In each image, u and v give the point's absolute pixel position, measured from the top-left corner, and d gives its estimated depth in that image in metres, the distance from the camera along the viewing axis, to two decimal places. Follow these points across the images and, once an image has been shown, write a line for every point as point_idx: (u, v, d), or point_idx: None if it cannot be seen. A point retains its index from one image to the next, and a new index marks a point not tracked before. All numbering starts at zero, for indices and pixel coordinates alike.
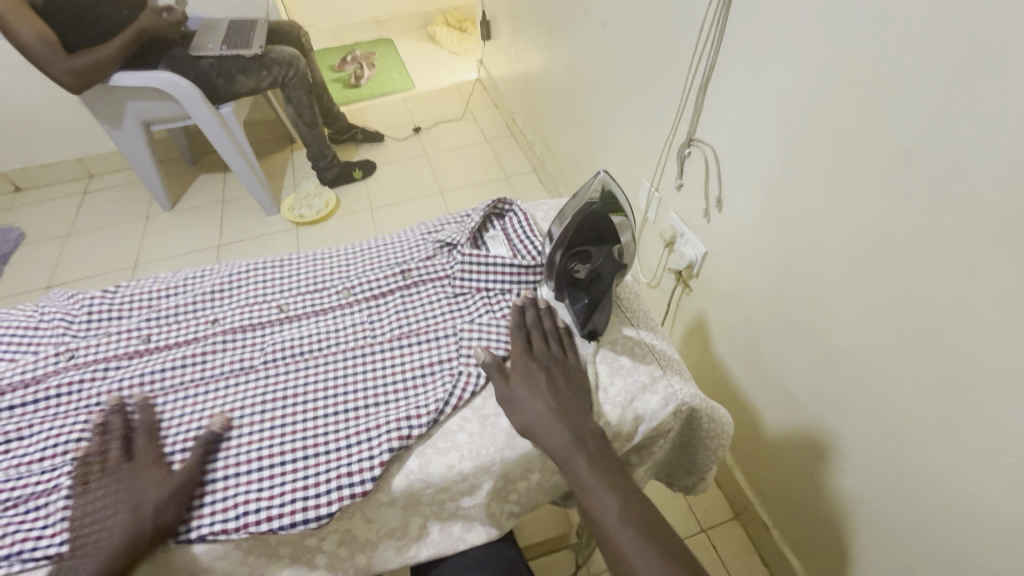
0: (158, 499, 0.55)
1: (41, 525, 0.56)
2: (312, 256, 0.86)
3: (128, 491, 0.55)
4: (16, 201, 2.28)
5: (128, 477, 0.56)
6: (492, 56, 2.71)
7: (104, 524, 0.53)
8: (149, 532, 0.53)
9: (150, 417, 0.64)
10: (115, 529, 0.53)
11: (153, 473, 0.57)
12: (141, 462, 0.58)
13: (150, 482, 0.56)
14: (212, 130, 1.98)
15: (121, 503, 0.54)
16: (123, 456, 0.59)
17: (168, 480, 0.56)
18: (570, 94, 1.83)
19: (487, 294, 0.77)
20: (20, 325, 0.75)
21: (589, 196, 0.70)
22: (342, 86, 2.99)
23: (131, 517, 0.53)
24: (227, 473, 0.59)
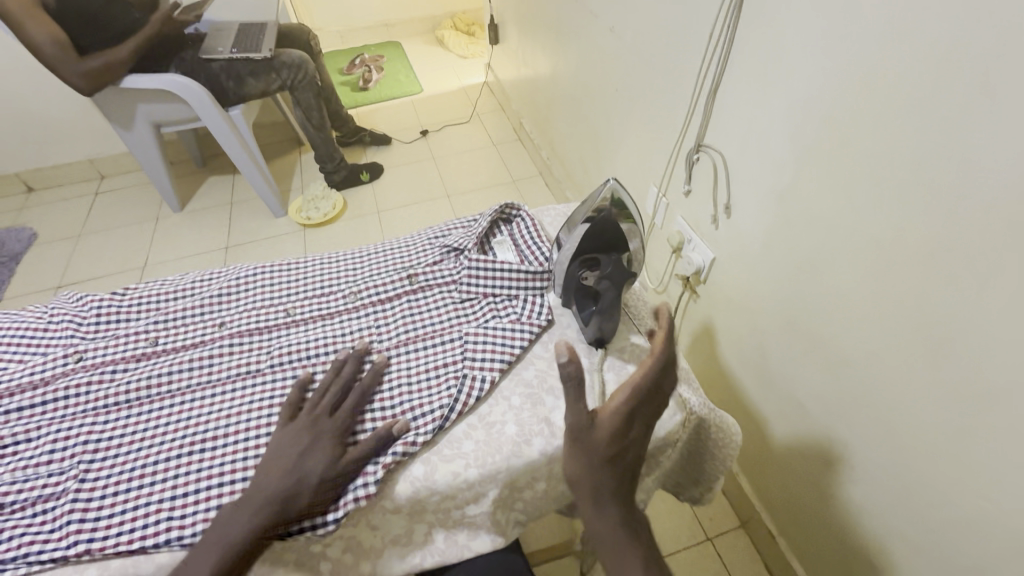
0: (320, 478, 0.56)
1: (46, 528, 0.57)
2: (318, 259, 0.86)
3: (307, 454, 0.57)
4: (29, 201, 2.31)
5: (312, 437, 0.58)
6: (500, 59, 2.72)
7: (274, 475, 0.56)
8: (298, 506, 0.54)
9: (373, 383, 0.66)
10: (279, 488, 0.55)
11: (333, 445, 0.58)
12: (334, 427, 0.60)
13: (325, 452, 0.57)
14: (221, 132, 2.00)
15: (297, 464, 0.56)
16: (326, 413, 0.61)
17: (336, 461, 0.57)
18: (577, 97, 1.83)
19: (493, 300, 0.76)
20: (28, 326, 0.75)
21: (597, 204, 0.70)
22: (350, 89, 3.01)
23: (293, 484, 0.55)
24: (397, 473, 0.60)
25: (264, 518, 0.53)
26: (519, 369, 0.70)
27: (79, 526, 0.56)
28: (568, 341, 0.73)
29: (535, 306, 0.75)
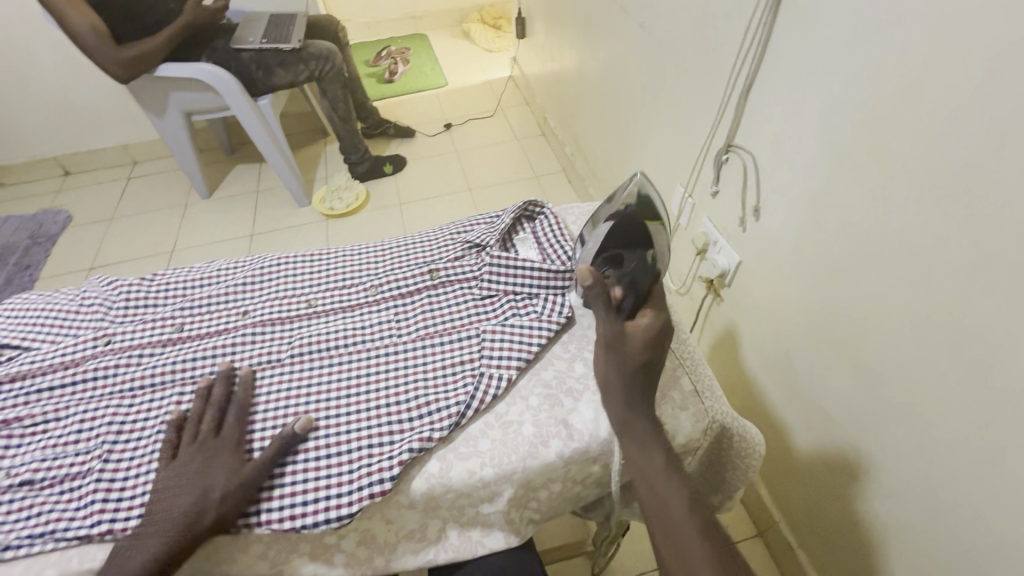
0: (224, 491, 0.56)
1: (73, 506, 0.58)
2: (340, 251, 0.86)
3: (200, 476, 0.57)
4: (65, 184, 2.38)
5: (200, 461, 0.58)
6: (526, 54, 2.70)
7: (171, 503, 0.55)
8: (209, 520, 0.55)
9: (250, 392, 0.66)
10: (180, 512, 0.54)
11: (228, 460, 0.58)
12: (227, 444, 0.60)
13: (222, 471, 0.57)
14: (249, 121, 2.02)
15: (190, 489, 0.56)
16: (208, 435, 0.61)
17: (235, 474, 0.57)
18: (603, 94, 1.81)
19: (513, 297, 0.75)
20: (62, 308, 0.77)
21: (624, 199, 0.70)
22: (375, 81, 3.02)
23: (193, 506, 0.55)
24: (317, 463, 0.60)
25: (175, 544, 0.53)
26: (538, 369, 0.69)
27: (102, 506, 0.58)
28: (588, 342, 0.72)
29: (555, 305, 0.74)
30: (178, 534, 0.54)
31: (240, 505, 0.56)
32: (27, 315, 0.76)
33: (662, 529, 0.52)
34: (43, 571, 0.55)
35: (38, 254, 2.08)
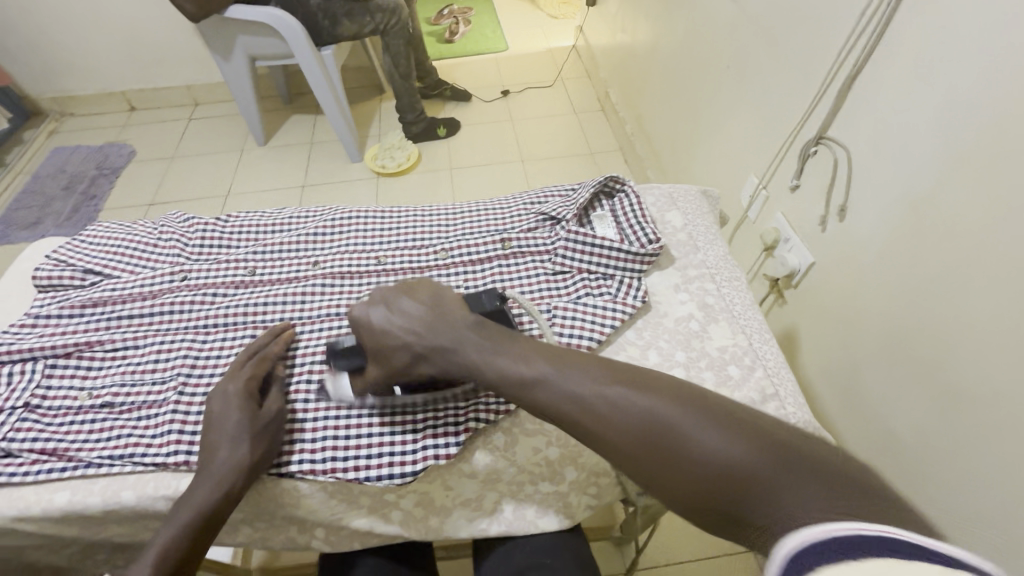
0: (255, 438, 0.56)
1: (149, 433, 0.60)
2: (411, 211, 0.84)
3: (228, 423, 0.57)
4: (130, 120, 2.45)
5: (232, 405, 0.58)
6: (594, 23, 2.59)
7: (210, 450, 0.56)
8: (248, 467, 0.55)
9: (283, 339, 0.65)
10: (221, 460, 0.55)
11: (244, 404, 0.58)
12: (239, 389, 0.59)
13: (251, 417, 0.57)
14: (311, 71, 2.02)
15: (224, 436, 0.56)
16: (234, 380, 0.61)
17: (258, 414, 0.58)
18: (677, 71, 1.71)
19: (588, 277, 0.72)
20: (141, 240, 0.78)
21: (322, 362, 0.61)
22: (435, 40, 2.97)
23: (230, 455, 0.55)
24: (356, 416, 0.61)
25: (221, 492, 0.54)
26: (610, 353, 0.67)
27: (176, 437, 0.59)
28: (664, 331, 0.68)
29: (630, 289, 0.71)
30: (220, 482, 0.54)
31: (272, 442, 0.58)
32: (108, 243, 0.78)
33: (646, 454, 0.45)
34: (122, 491, 0.58)
35: (104, 184, 2.16)
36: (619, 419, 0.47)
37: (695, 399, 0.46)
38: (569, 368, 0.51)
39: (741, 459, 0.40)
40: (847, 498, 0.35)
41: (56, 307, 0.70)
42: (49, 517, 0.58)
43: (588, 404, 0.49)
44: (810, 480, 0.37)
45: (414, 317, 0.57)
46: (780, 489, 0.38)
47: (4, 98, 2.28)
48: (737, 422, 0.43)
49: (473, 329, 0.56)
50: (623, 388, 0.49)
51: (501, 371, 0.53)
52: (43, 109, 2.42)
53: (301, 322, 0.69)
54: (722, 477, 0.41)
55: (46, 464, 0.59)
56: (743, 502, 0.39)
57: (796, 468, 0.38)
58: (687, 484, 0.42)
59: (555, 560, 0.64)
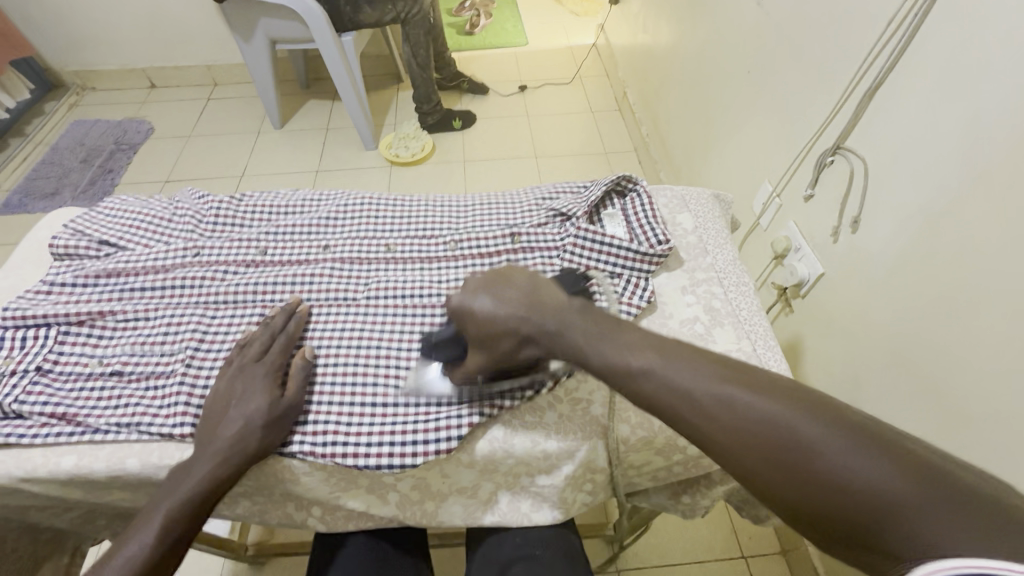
0: (266, 420, 0.58)
1: (156, 404, 0.61)
2: (423, 200, 0.85)
3: (244, 402, 0.58)
4: (150, 96, 2.47)
5: (248, 385, 0.60)
6: (616, 22, 2.58)
7: (222, 425, 0.58)
8: (255, 447, 0.57)
9: (300, 326, 0.66)
10: (229, 436, 0.57)
11: (262, 387, 0.59)
12: (260, 372, 0.60)
13: (264, 399, 0.58)
14: (331, 56, 2.03)
15: (237, 413, 0.58)
16: (254, 360, 0.62)
17: (272, 397, 0.59)
18: (696, 74, 1.70)
19: (594, 275, 0.72)
20: (156, 215, 0.80)
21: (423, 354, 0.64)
22: (455, 32, 2.96)
23: (239, 433, 0.57)
24: (363, 404, 0.62)
25: (224, 467, 0.56)
26: None
27: (181, 409, 0.61)
28: (668, 332, 0.68)
29: (636, 288, 0.71)
30: (226, 462, 0.56)
31: (283, 428, 0.59)
32: (125, 216, 0.79)
33: (765, 463, 0.39)
34: (127, 458, 0.59)
35: (120, 159, 2.18)
36: (731, 420, 0.42)
37: (813, 401, 0.40)
38: (668, 360, 0.46)
39: (881, 481, 0.34)
40: (1011, 538, 0.30)
41: (72, 276, 0.72)
42: (56, 479, 0.60)
43: (696, 398, 0.43)
44: (968, 512, 0.32)
45: (512, 304, 0.56)
46: (935, 516, 0.32)
47: (28, 69, 2.32)
48: (876, 438, 0.37)
49: (564, 305, 0.54)
50: (736, 386, 0.43)
51: (610, 357, 0.49)
52: (64, 81, 2.45)
53: (309, 304, 0.70)
54: (856, 497, 0.35)
55: (55, 427, 0.61)
56: (887, 529, 0.34)
57: (947, 493, 0.33)
58: (802, 495, 0.37)
59: (545, 552, 0.65)
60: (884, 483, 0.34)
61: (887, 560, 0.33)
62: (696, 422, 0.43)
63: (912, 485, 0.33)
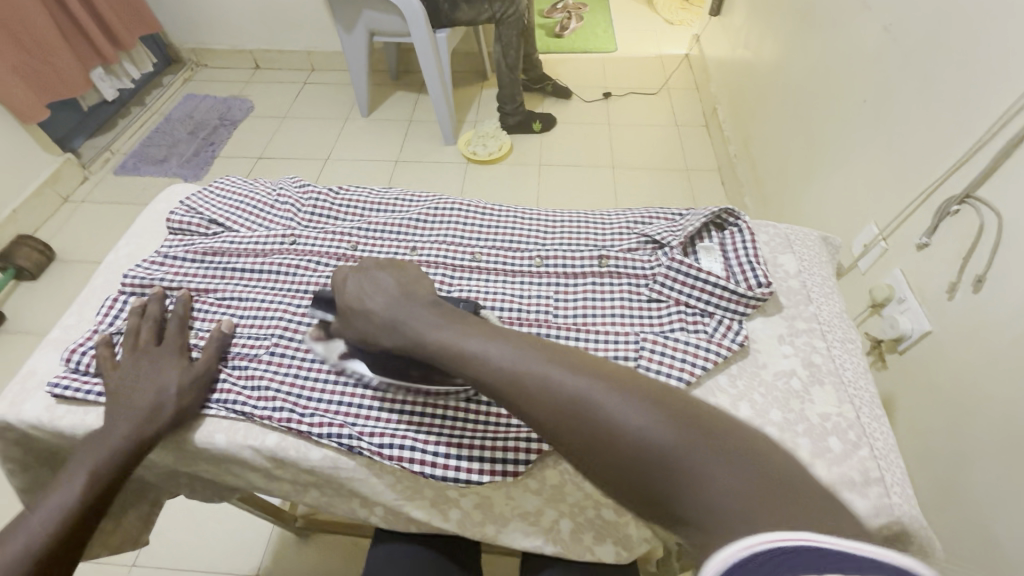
0: (177, 387, 0.62)
1: (240, 384, 0.65)
2: (511, 210, 0.84)
3: (154, 374, 0.63)
4: (254, 77, 2.64)
5: (155, 360, 0.64)
6: (713, 35, 2.48)
7: (134, 397, 0.61)
8: (171, 410, 0.61)
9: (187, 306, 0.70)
10: (145, 405, 0.61)
11: (176, 360, 0.64)
12: (165, 347, 0.66)
13: (176, 368, 0.63)
14: (424, 51, 2.08)
15: (150, 384, 0.62)
16: (153, 341, 0.67)
17: (185, 368, 0.64)
18: (801, 99, 1.60)
19: (684, 310, 0.69)
20: (260, 199, 0.83)
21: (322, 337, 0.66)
22: (545, 33, 2.96)
23: (155, 399, 0.61)
24: (426, 413, 0.63)
25: (140, 433, 0.60)
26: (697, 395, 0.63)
27: (257, 393, 0.64)
28: (761, 383, 0.63)
29: (728, 330, 0.67)
30: (149, 429, 0.60)
31: (199, 396, 0.63)
32: (233, 198, 0.83)
33: (581, 438, 0.45)
34: (216, 434, 0.63)
35: (222, 133, 2.34)
36: (548, 398, 0.47)
37: (623, 380, 0.47)
38: (494, 346, 0.52)
39: (667, 442, 0.42)
40: (780, 500, 0.36)
41: (183, 251, 0.77)
42: None
43: (519, 380, 0.49)
44: (749, 474, 0.38)
45: (382, 290, 0.61)
46: (720, 475, 0.39)
47: (153, 44, 2.54)
48: (669, 405, 0.44)
49: (422, 308, 0.58)
50: (550, 365, 0.49)
51: (444, 343, 0.54)
52: (181, 56, 2.66)
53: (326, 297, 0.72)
54: (652, 463, 0.41)
55: None
56: (680, 486, 0.40)
57: (735, 459, 0.39)
58: (608, 464, 0.43)
59: None
60: (673, 443, 0.41)
61: (676, 512, 0.40)
62: (523, 402, 0.48)
63: (690, 443, 0.41)
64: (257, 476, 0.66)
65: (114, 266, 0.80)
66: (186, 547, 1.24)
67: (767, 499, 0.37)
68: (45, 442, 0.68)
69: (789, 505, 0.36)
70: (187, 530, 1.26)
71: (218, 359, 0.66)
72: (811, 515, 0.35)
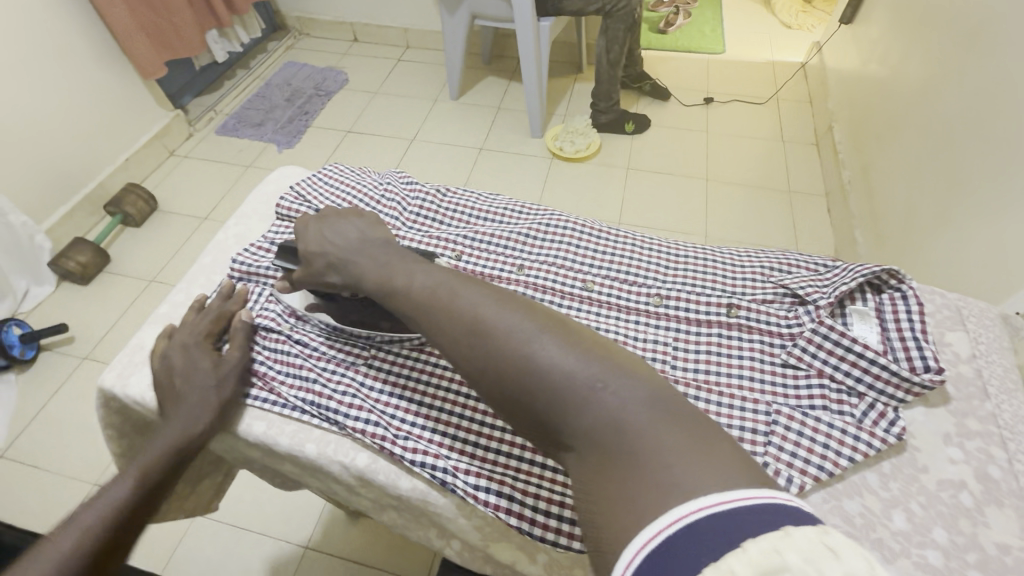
0: (215, 382, 0.61)
1: (330, 387, 0.63)
2: (628, 238, 0.77)
3: (189, 373, 0.62)
4: (351, 49, 2.67)
5: (187, 360, 0.63)
6: (840, 44, 2.24)
7: (176, 400, 0.60)
8: (216, 407, 0.61)
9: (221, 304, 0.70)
10: (189, 405, 0.60)
11: (205, 355, 0.64)
12: (194, 344, 0.65)
13: (208, 364, 0.63)
14: (525, 39, 2.01)
15: (189, 384, 0.61)
16: (182, 338, 0.66)
17: (218, 363, 0.63)
18: (948, 131, 1.40)
19: (827, 385, 0.59)
20: (366, 192, 0.80)
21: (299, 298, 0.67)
22: (648, 28, 2.80)
23: (197, 399, 0.60)
24: (521, 457, 0.58)
25: (194, 434, 0.59)
26: (839, 493, 0.54)
27: (350, 406, 0.61)
28: (921, 492, 0.53)
29: (881, 418, 0.57)
30: (199, 418, 0.59)
31: (237, 384, 0.64)
32: (338, 187, 0.81)
33: (476, 367, 0.46)
34: (307, 443, 0.61)
35: (317, 103, 2.39)
36: (457, 330, 0.48)
37: (528, 310, 0.47)
38: (418, 273, 0.53)
39: (565, 375, 0.42)
40: (649, 433, 0.38)
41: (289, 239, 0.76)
42: (245, 436, 0.64)
43: (434, 310, 0.50)
44: (637, 403, 0.40)
45: (339, 232, 0.61)
46: (605, 408, 0.40)
47: (263, 10, 2.62)
48: (570, 338, 0.44)
49: (379, 242, 0.59)
50: (461, 296, 0.49)
51: (380, 277, 0.55)
52: (287, 25, 2.74)
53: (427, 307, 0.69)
54: (549, 393, 0.42)
55: (253, 390, 0.65)
56: (569, 416, 0.41)
57: (621, 390, 0.41)
58: (507, 394, 0.45)
59: None
60: (568, 377, 0.42)
61: (566, 437, 0.42)
62: (435, 330, 0.49)
63: (584, 374, 0.42)
64: (341, 487, 0.64)
65: (221, 246, 0.81)
66: (247, 507, 1.28)
67: (646, 431, 0.38)
68: (142, 416, 0.69)
69: (656, 440, 0.37)
70: (250, 492, 1.30)
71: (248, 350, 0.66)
72: (673, 443, 0.37)
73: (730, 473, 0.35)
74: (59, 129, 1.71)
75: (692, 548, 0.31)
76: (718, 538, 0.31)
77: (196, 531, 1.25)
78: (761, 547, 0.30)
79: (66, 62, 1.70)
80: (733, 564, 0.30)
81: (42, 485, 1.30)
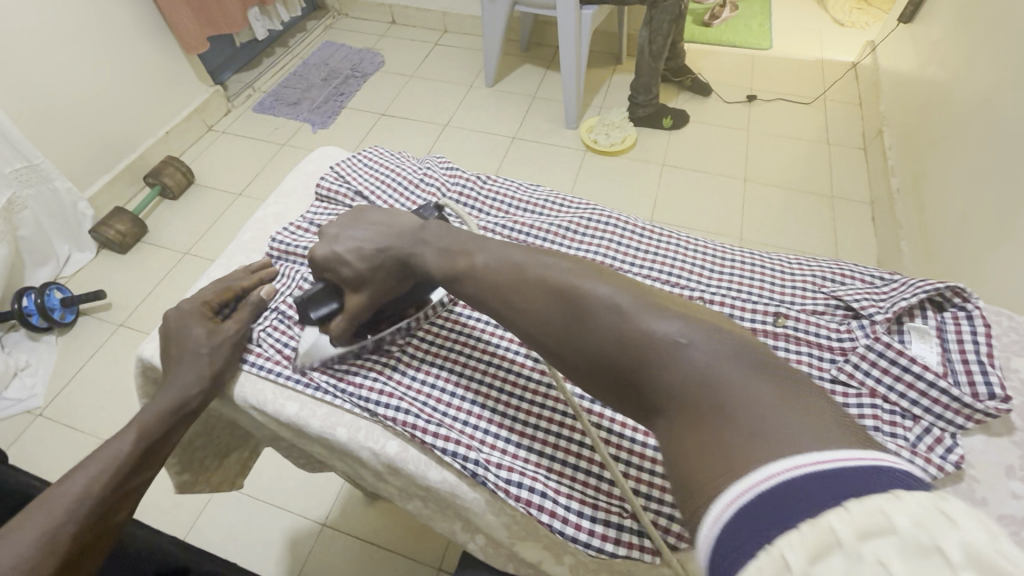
0: (208, 349, 0.63)
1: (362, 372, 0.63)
2: (671, 238, 0.74)
3: (185, 337, 0.64)
4: (388, 31, 2.66)
5: (184, 324, 0.64)
6: (897, 44, 2.13)
7: (172, 363, 0.62)
8: (209, 374, 0.62)
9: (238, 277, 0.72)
10: (183, 368, 0.62)
11: (203, 322, 0.65)
12: (196, 311, 0.66)
13: (204, 332, 0.64)
14: (566, 27, 1.96)
15: (184, 348, 0.63)
16: (187, 305, 0.67)
17: (215, 331, 0.64)
18: (1013, 140, 1.32)
19: (879, 405, 0.56)
20: (406, 175, 0.79)
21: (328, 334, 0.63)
22: (692, 20, 2.71)
23: (191, 364, 0.62)
24: (557, 456, 0.58)
25: (183, 396, 0.61)
26: None
27: (383, 393, 0.61)
28: None
29: (937, 443, 0.53)
30: (190, 386, 0.61)
31: (230, 358, 0.65)
32: (378, 169, 0.80)
33: (553, 325, 0.46)
34: (338, 427, 0.61)
35: (352, 85, 2.39)
36: (534, 291, 0.48)
37: (608, 275, 0.47)
38: (477, 252, 0.54)
39: (647, 332, 0.41)
40: (737, 385, 0.37)
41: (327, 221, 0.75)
42: (275, 416, 0.64)
43: (508, 276, 0.51)
44: (725, 356, 0.38)
45: (376, 228, 0.60)
46: (690, 361, 0.39)
47: None
48: (652, 299, 0.44)
49: (430, 228, 0.59)
50: (535, 263, 0.50)
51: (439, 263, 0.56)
52: (326, 5, 2.73)
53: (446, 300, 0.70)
54: (631, 351, 0.42)
55: (283, 370, 0.65)
56: (651, 372, 0.41)
57: (707, 344, 0.39)
58: (585, 354, 0.44)
59: None
60: (650, 334, 0.41)
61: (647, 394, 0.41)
62: (509, 293, 0.50)
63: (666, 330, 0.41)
64: (368, 473, 0.64)
65: (259, 224, 0.81)
66: (269, 480, 1.31)
67: (737, 384, 0.37)
68: None
69: (748, 391, 0.36)
70: (272, 466, 1.33)
71: (250, 326, 0.67)
72: (764, 395, 0.36)
73: (827, 431, 0.33)
74: (104, 99, 1.75)
75: (794, 504, 0.30)
76: (821, 495, 0.30)
77: (219, 500, 1.28)
78: (866, 505, 0.28)
79: (113, 33, 1.72)
80: (834, 521, 0.28)
81: (76, 445, 1.34)
